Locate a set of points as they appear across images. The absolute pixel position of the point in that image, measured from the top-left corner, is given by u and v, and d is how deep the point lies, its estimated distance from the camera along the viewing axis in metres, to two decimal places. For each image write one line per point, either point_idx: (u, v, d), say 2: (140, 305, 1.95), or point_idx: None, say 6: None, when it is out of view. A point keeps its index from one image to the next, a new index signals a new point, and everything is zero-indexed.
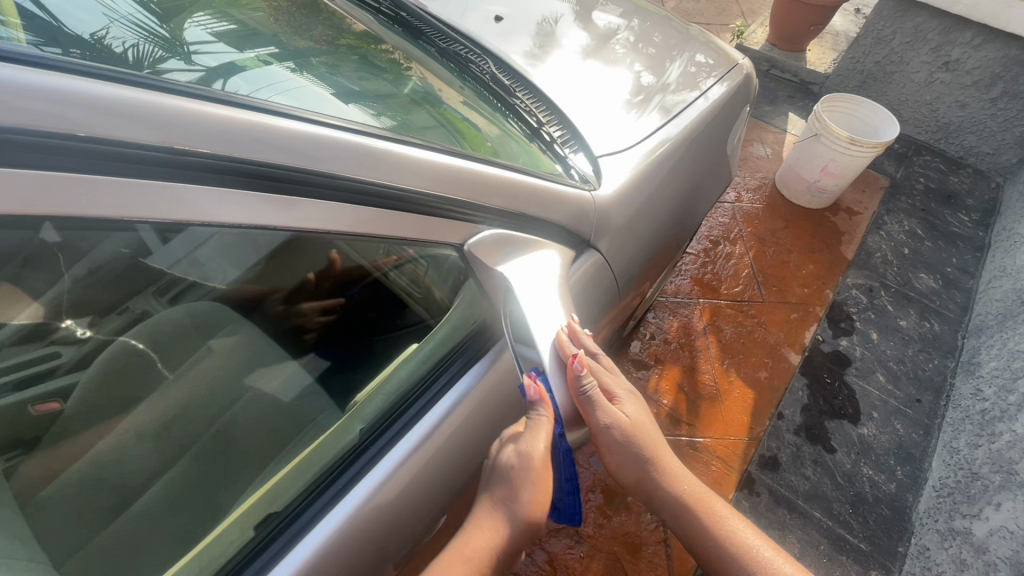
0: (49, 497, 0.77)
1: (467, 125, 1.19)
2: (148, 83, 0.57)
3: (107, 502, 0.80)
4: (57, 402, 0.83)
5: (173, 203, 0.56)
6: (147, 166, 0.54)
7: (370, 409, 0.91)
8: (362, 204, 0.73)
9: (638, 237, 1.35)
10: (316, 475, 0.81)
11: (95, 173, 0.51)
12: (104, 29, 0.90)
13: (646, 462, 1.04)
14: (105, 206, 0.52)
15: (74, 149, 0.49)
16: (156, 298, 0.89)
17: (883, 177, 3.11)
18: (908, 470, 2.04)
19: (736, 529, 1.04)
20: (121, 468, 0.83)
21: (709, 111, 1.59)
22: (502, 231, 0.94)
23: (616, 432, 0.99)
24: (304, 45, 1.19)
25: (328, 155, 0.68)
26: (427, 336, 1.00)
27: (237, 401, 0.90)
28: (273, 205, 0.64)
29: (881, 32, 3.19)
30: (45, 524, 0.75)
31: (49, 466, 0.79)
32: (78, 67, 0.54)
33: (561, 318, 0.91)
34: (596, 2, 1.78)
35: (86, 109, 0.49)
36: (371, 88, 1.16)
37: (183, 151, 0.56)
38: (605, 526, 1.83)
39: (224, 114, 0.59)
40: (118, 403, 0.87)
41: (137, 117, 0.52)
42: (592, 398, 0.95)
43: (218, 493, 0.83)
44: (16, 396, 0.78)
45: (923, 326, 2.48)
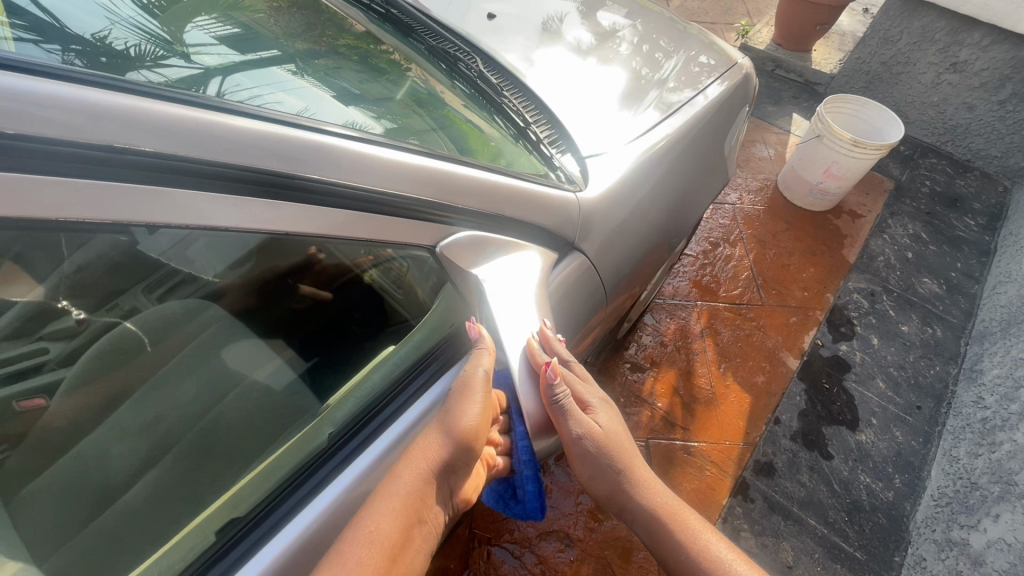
0: (34, 492, 0.72)
1: (469, 126, 1.19)
2: (110, 83, 0.54)
3: (92, 499, 0.74)
4: (42, 399, 0.74)
5: (130, 204, 0.52)
6: (100, 166, 0.51)
7: (340, 413, 0.90)
8: (335, 206, 0.71)
9: (627, 239, 1.32)
10: (281, 478, 0.81)
11: (40, 174, 0.47)
12: (106, 30, 0.89)
13: (620, 473, 1.02)
14: (52, 207, 0.48)
15: (18, 150, 0.46)
16: (146, 294, 0.78)
17: (888, 179, 3.07)
18: (906, 478, 2.00)
19: (709, 543, 1.00)
20: (106, 458, 0.77)
21: (706, 111, 1.57)
22: (478, 233, 0.92)
23: (588, 442, 0.97)
24: (303, 47, 1.17)
25: (298, 156, 0.66)
26: (403, 339, 1.02)
27: (230, 391, 0.85)
28: (237, 207, 0.61)
29: (888, 33, 3.14)
30: (30, 520, 0.70)
31: (34, 462, 0.73)
32: (36, 67, 0.51)
33: (533, 324, 0.92)
34: (601, 2, 1.75)
35: (33, 106, 0.46)
36: (370, 90, 1.14)
37: (133, 151, 0.53)
38: (595, 530, 1.82)
39: (186, 114, 0.56)
40: (103, 402, 0.79)
41: (90, 116, 0.49)
42: (565, 407, 0.94)
43: (202, 490, 0.79)
44: (4, 390, 0.69)
45: (925, 331, 2.44)
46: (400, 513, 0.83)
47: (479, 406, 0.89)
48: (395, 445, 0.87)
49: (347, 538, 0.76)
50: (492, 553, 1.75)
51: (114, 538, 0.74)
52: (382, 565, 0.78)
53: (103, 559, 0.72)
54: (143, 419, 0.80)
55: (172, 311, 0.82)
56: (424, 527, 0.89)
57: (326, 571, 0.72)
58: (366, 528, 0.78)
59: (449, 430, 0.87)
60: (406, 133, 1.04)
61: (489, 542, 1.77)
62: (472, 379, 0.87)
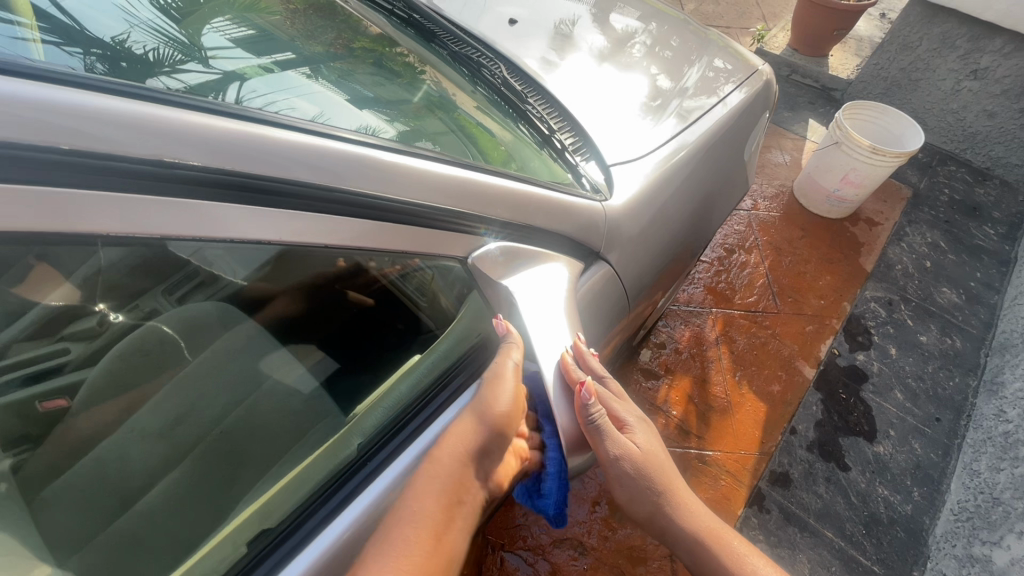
0: (53, 492, 0.77)
1: (481, 130, 1.17)
2: (154, 97, 0.55)
3: (110, 502, 0.78)
4: (65, 399, 0.84)
5: (172, 218, 0.53)
6: (140, 180, 0.51)
7: (369, 422, 0.90)
8: (366, 218, 0.71)
9: (650, 248, 1.31)
10: (310, 492, 0.79)
11: (88, 188, 0.48)
12: (125, 33, 0.90)
13: (658, 495, 1.00)
14: (91, 222, 0.48)
15: (64, 164, 0.46)
16: (164, 297, 0.84)
17: (906, 187, 3.03)
18: (925, 491, 1.97)
19: (755, 568, 0.99)
20: (125, 460, 0.82)
21: (727, 118, 1.55)
22: (508, 244, 0.92)
23: (627, 463, 0.95)
24: (319, 50, 1.17)
25: (330, 167, 0.66)
26: (429, 349, 1.01)
27: (248, 397, 0.89)
28: (274, 219, 0.62)
29: (907, 38, 3.11)
30: (49, 518, 0.75)
31: (55, 463, 0.79)
32: (84, 81, 0.52)
33: (566, 340, 0.91)
34: (614, 5, 1.75)
35: (85, 120, 0.47)
36: (385, 94, 1.14)
37: (177, 164, 0.53)
38: (610, 538, 1.80)
39: (225, 125, 0.57)
40: (120, 402, 0.86)
41: (138, 130, 0.50)
42: (601, 428, 0.91)
43: (220, 496, 0.81)
44: (26, 390, 0.79)
45: (944, 342, 2.41)
46: (441, 500, 0.84)
47: (510, 394, 0.90)
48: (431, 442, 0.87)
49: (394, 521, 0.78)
50: (505, 560, 1.74)
51: (133, 544, 0.76)
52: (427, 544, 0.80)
53: (125, 562, 0.74)
54: (162, 423, 0.85)
55: (198, 312, 0.88)
56: (464, 517, 0.90)
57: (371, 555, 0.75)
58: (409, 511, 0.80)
59: (485, 420, 0.89)
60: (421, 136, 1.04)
61: (502, 548, 1.76)
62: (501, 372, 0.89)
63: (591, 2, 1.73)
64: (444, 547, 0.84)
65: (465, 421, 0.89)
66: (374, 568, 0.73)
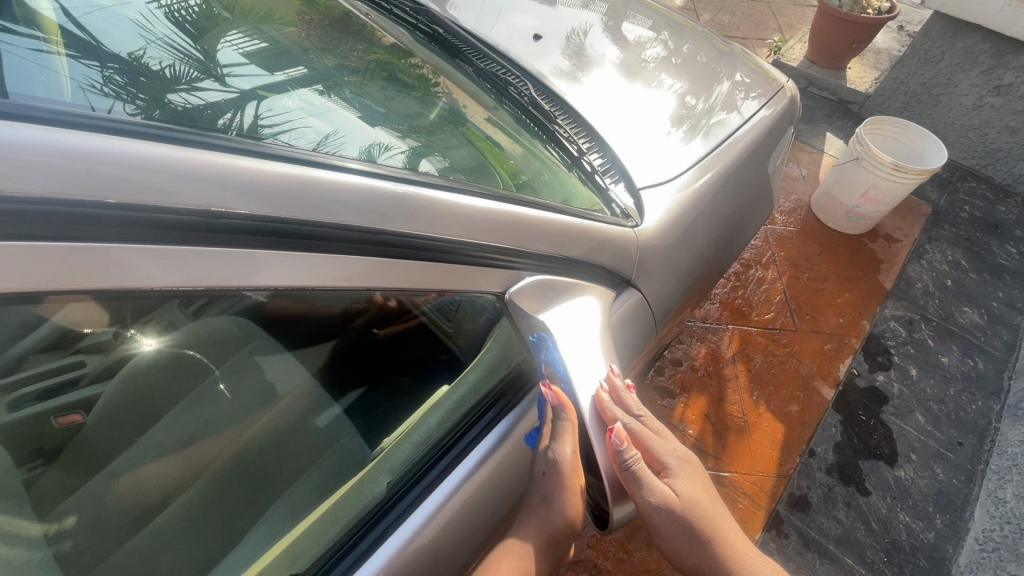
0: (65, 511, 0.76)
1: (490, 144, 1.15)
2: (196, 141, 0.54)
3: (125, 519, 0.80)
4: (79, 414, 0.80)
5: (212, 270, 0.52)
6: (186, 231, 0.50)
7: (398, 458, 0.86)
8: (408, 259, 0.69)
9: (677, 271, 1.29)
10: (343, 531, 0.77)
11: (129, 243, 0.46)
12: (141, 49, 0.88)
13: (704, 543, 0.95)
14: (133, 277, 0.47)
15: (110, 218, 0.46)
16: (181, 312, 0.74)
17: (926, 204, 2.99)
18: (947, 518, 1.93)
19: None
20: (139, 485, 0.83)
21: (752, 136, 1.52)
22: (544, 277, 0.89)
23: (665, 512, 0.91)
24: (331, 63, 1.15)
25: (369, 207, 0.63)
26: (457, 380, 0.96)
27: (262, 413, 0.93)
28: (316, 264, 0.59)
29: (928, 53, 3.08)
30: (74, 546, 0.75)
31: (67, 478, 0.77)
32: (130, 127, 0.52)
33: (601, 372, 0.85)
34: (626, 15, 1.73)
35: (129, 170, 0.46)
36: (396, 108, 1.11)
37: (224, 214, 0.52)
38: (625, 561, 1.77)
39: (267, 168, 0.56)
40: (140, 417, 0.85)
41: (183, 179, 0.49)
42: (637, 474, 0.86)
43: (231, 519, 0.86)
44: (42, 404, 0.74)
45: (966, 363, 2.36)
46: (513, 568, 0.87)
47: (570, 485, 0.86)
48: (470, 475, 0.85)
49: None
50: None
51: (151, 566, 0.80)
52: None
53: None
54: (175, 442, 0.86)
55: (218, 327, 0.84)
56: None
57: None
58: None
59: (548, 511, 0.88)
60: (439, 155, 1.02)
61: None
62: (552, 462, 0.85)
63: (605, 13, 1.71)
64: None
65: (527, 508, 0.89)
66: None
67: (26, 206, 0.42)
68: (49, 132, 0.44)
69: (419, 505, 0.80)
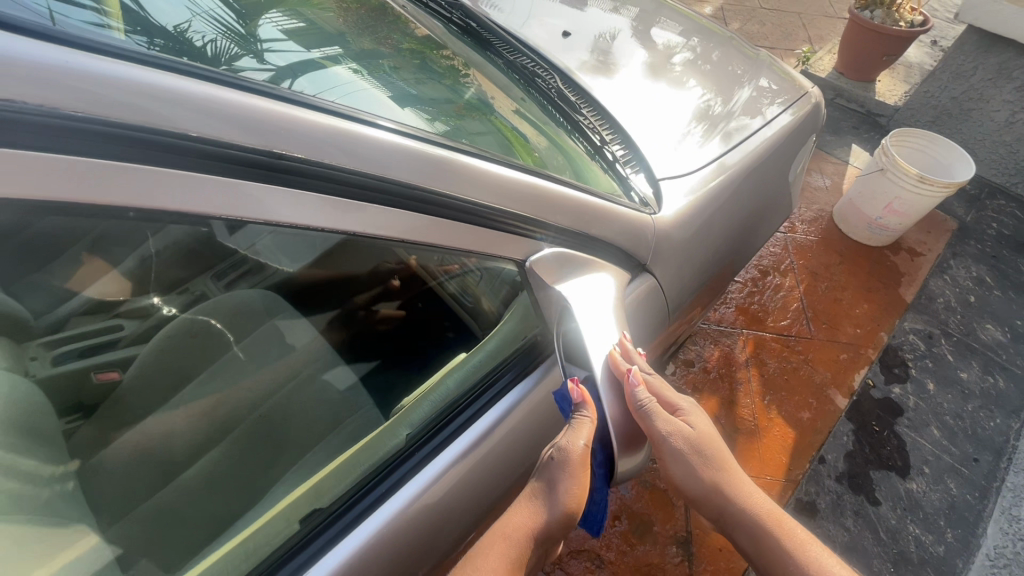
0: (99, 462, 0.88)
1: (516, 134, 1.18)
2: (239, 84, 0.57)
3: (155, 472, 0.90)
4: (116, 372, 1.02)
5: (249, 203, 0.56)
6: (238, 167, 0.54)
7: (417, 414, 0.90)
8: (438, 216, 0.73)
9: (692, 263, 1.31)
10: (361, 475, 0.81)
11: (180, 171, 0.51)
12: (186, 22, 0.95)
13: (713, 475, 1.00)
14: (190, 202, 0.52)
15: (173, 146, 0.50)
16: (212, 282, 1.05)
17: (951, 219, 2.96)
18: (958, 533, 1.90)
19: (817, 555, 0.98)
20: (171, 443, 0.93)
21: (774, 140, 1.54)
22: (562, 250, 0.93)
23: (682, 445, 0.96)
24: (368, 47, 1.21)
25: (402, 164, 0.67)
26: (475, 348, 1.00)
27: (292, 379, 1.02)
28: (348, 209, 0.64)
29: (960, 67, 3.04)
30: (105, 488, 0.85)
31: (99, 434, 0.92)
32: (187, 67, 0.55)
33: (613, 336, 0.89)
34: (657, 20, 1.77)
35: (182, 108, 0.50)
36: (427, 92, 1.17)
37: (275, 154, 0.56)
38: (628, 553, 1.79)
39: (307, 116, 0.58)
40: (165, 381, 1.00)
41: (232, 120, 0.52)
42: (652, 412, 0.91)
43: (257, 476, 0.90)
44: (84, 361, 1.00)
45: (986, 380, 2.32)
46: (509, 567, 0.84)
47: (580, 478, 0.87)
48: (473, 443, 0.86)
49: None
50: None
51: (174, 514, 0.85)
52: None
53: (165, 528, 0.83)
54: (204, 405, 0.97)
55: (245, 300, 1.06)
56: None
57: None
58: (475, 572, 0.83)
59: (552, 505, 0.87)
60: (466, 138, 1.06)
61: None
62: (571, 453, 0.85)
63: (634, 18, 1.75)
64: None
65: (528, 502, 0.90)
66: None
67: (92, 126, 0.45)
68: (108, 63, 0.47)
69: (429, 461, 0.83)
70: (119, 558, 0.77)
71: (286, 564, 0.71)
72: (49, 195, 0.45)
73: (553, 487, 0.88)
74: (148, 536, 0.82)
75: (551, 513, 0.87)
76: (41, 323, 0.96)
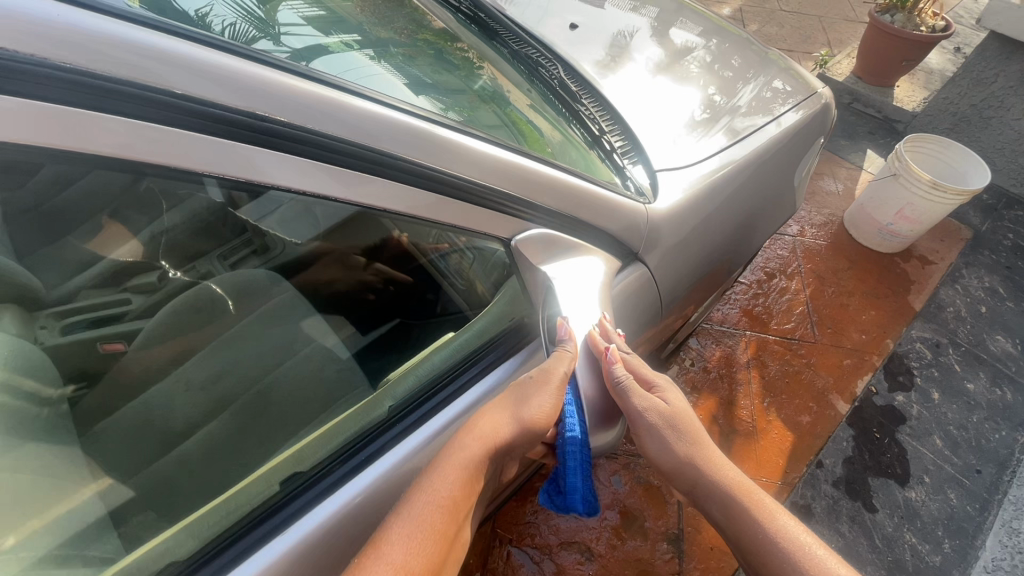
0: (99, 432, 0.89)
1: (530, 127, 1.19)
2: (234, 49, 0.58)
3: (152, 444, 0.89)
4: (121, 344, 1.03)
5: (237, 162, 0.57)
6: (228, 128, 0.56)
7: (401, 389, 0.92)
8: (429, 189, 0.75)
9: (688, 257, 1.32)
10: (343, 441, 0.83)
11: (172, 127, 0.52)
12: (206, 5, 0.91)
13: (686, 448, 1.01)
14: (180, 158, 0.54)
15: (165, 104, 0.52)
16: (219, 262, 1.11)
17: (965, 228, 2.92)
18: (956, 544, 1.87)
19: (787, 526, 0.96)
20: (171, 415, 0.93)
21: (780, 138, 1.52)
22: (549, 231, 0.94)
23: (656, 418, 0.97)
24: (384, 35, 1.22)
25: (392, 136, 0.69)
26: (464, 327, 1.02)
27: (288, 359, 1.02)
28: (334, 174, 0.65)
29: (981, 73, 2.97)
30: (103, 453, 0.86)
31: (103, 404, 0.94)
32: (184, 30, 0.56)
33: (594, 317, 0.94)
34: (675, 20, 1.77)
35: (174, 67, 0.51)
36: (442, 82, 1.18)
37: (264, 118, 0.58)
38: (618, 548, 1.79)
39: (298, 84, 0.60)
40: (167, 355, 1.02)
41: (218, 81, 0.54)
42: (627, 389, 0.94)
43: (252, 450, 0.90)
44: (92, 332, 1.02)
45: (994, 392, 2.28)
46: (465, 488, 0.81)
47: (553, 401, 0.86)
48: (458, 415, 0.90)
49: (404, 510, 0.76)
50: (512, 554, 1.76)
51: (170, 485, 0.85)
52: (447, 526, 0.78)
53: (163, 497, 0.84)
54: (206, 376, 0.98)
55: (250, 277, 1.10)
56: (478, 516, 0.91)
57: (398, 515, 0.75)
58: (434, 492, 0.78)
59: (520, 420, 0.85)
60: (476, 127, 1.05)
61: (510, 543, 1.79)
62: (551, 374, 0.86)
63: (653, 17, 1.75)
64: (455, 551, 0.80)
65: (490, 415, 0.85)
66: (403, 517, 0.75)
67: (87, 80, 0.47)
68: (104, 21, 0.48)
69: (420, 425, 0.87)
70: (112, 513, 0.79)
71: (263, 524, 0.73)
72: (42, 144, 0.47)
73: (521, 401, 0.86)
74: (150, 503, 0.83)
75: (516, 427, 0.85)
76: (54, 294, 0.99)
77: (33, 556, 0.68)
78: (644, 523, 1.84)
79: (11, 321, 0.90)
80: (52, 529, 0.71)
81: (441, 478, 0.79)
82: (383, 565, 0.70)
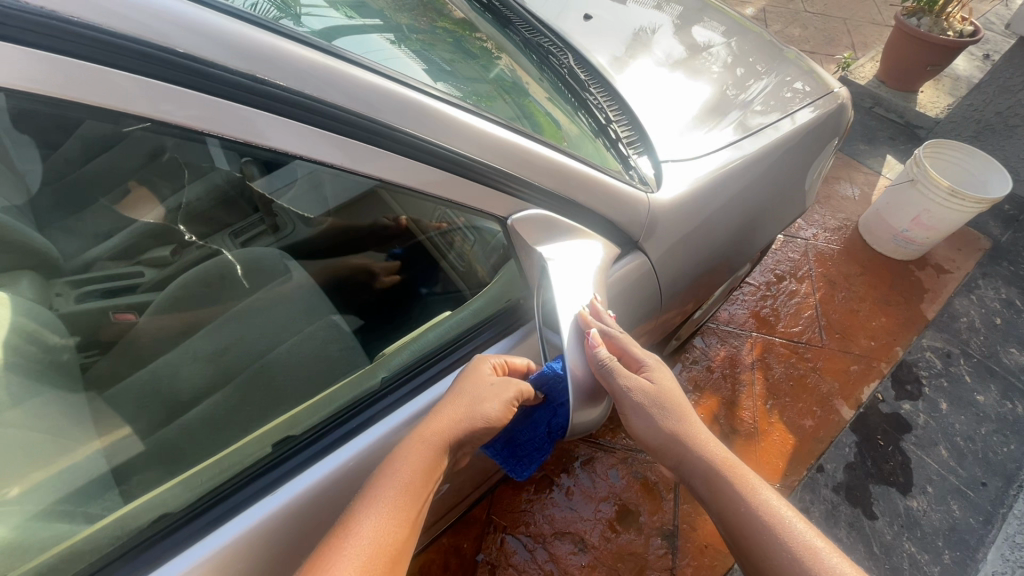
0: (110, 396, 0.92)
1: (548, 118, 1.18)
2: (240, 15, 0.60)
3: (161, 408, 0.92)
4: (133, 314, 1.04)
5: (238, 122, 0.59)
6: (230, 89, 0.57)
7: (396, 360, 0.95)
8: (427, 163, 0.76)
9: (690, 249, 1.31)
10: (334, 409, 0.86)
11: (176, 86, 0.54)
12: None
13: (672, 427, 1.02)
14: (184, 117, 0.55)
15: (171, 63, 0.53)
16: (231, 240, 1.14)
17: (984, 239, 2.87)
18: (956, 556, 1.84)
19: (769, 499, 0.97)
20: (178, 382, 0.94)
21: (793, 135, 1.51)
22: (547, 213, 0.95)
23: (640, 397, 0.98)
24: (405, 21, 1.19)
25: (391, 108, 0.70)
26: (461, 306, 1.04)
27: (292, 337, 1.03)
28: (333, 141, 0.66)
29: (1009, 81, 2.85)
30: (109, 413, 0.89)
31: (116, 370, 0.96)
32: None
33: (585, 298, 0.93)
34: (697, 18, 1.75)
35: (178, 29, 0.53)
36: (461, 70, 1.17)
37: (265, 82, 0.59)
38: (612, 540, 1.80)
39: (300, 51, 0.61)
40: (175, 327, 1.02)
41: (219, 42, 0.55)
42: (610, 369, 0.95)
43: (253, 418, 0.92)
44: (105, 301, 1.04)
45: (1004, 405, 2.24)
46: (426, 474, 0.81)
47: (499, 400, 0.87)
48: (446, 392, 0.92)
49: (370, 497, 0.76)
50: (506, 541, 1.78)
51: (171, 448, 0.86)
52: (410, 516, 0.79)
53: (163, 459, 0.85)
54: (211, 350, 0.98)
55: (262, 253, 1.12)
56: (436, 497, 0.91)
57: (359, 506, 0.75)
58: (396, 477, 0.79)
59: (475, 416, 0.85)
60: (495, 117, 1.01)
61: (504, 530, 1.81)
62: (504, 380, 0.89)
63: (676, 15, 1.74)
64: (414, 537, 0.81)
65: (445, 409, 0.85)
66: (370, 509, 0.75)
67: (97, 36, 0.49)
68: None
69: (408, 401, 0.90)
70: (114, 470, 0.81)
71: (251, 483, 0.76)
72: (51, 94, 0.49)
73: (475, 397, 0.86)
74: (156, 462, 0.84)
75: (470, 422, 0.85)
76: (70, 264, 1.03)
77: (35, 508, 0.70)
78: (639, 517, 1.85)
79: (27, 286, 0.93)
80: (58, 480, 0.74)
81: (401, 465, 0.80)
82: (354, 549, 0.71)
